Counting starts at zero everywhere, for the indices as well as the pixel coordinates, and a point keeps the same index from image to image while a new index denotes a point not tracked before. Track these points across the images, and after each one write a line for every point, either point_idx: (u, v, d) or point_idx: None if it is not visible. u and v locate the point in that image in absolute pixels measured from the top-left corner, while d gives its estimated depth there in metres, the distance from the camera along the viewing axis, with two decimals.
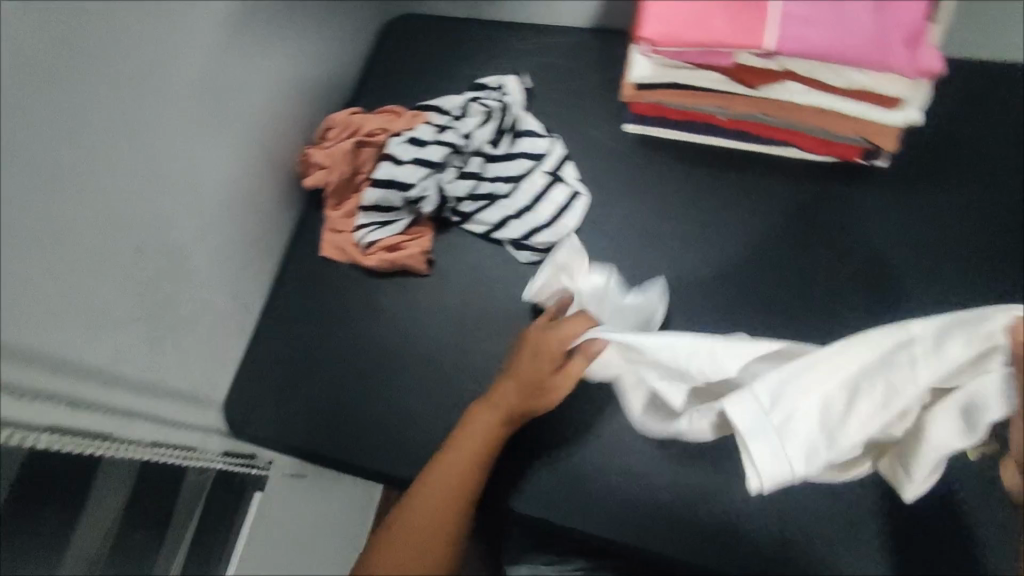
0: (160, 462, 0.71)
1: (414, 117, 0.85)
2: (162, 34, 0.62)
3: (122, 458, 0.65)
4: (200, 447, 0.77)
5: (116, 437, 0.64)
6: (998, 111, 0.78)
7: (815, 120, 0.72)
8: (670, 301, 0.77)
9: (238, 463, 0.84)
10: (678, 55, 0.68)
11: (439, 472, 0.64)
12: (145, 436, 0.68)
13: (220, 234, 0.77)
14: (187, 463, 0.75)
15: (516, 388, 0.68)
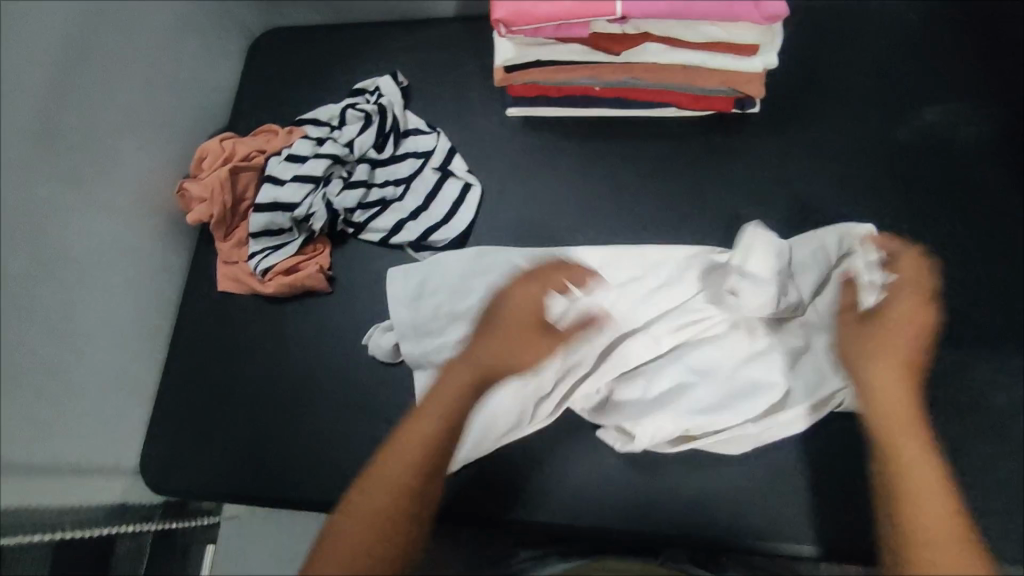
0: (76, 538, 0.68)
1: (291, 133, 0.83)
2: None
3: (24, 543, 0.62)
4: (125, 512, 0.75)
5: (16, 525, 0.61)
6: (853, 42, 0.81)
7: (682, 77, 0.73)
8: None
9: (181, 522, 0.82)
10: (536, 32, 0.68)
11: (413, 434, 0.57)
12: (52, 516, 0.66)
13: (101, 287, 0.73)
14: (114, 530, 0.73)
15: (502, 341, 0.62)
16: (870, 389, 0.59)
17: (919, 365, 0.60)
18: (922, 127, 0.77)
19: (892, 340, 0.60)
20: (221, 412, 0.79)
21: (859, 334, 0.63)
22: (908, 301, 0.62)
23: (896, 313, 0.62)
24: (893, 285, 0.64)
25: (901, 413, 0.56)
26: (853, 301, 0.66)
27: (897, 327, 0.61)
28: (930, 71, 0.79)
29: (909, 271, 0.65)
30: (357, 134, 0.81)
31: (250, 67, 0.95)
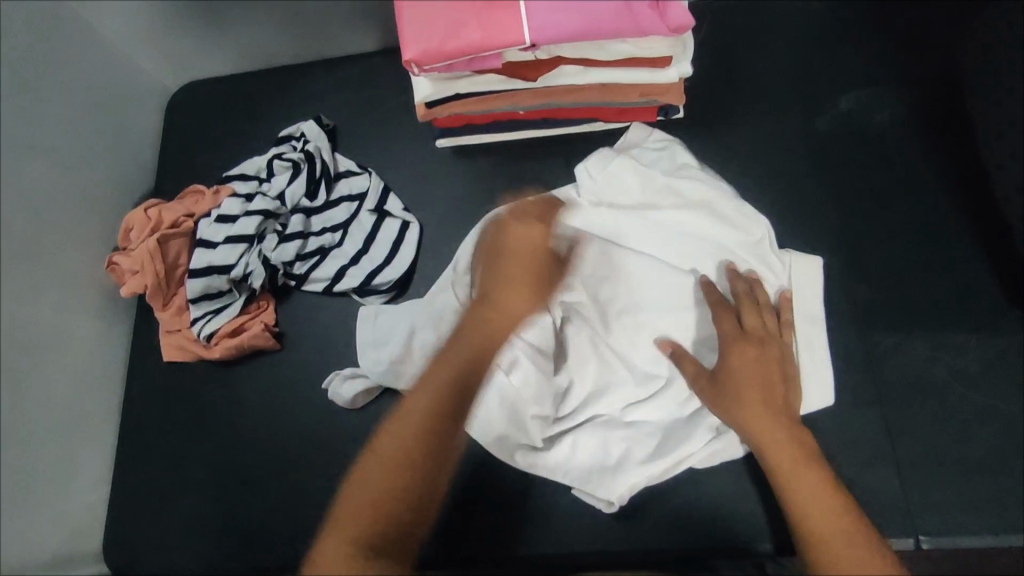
0: None
1: (219, 192, 0.81)
2: None
3: None
4: None
5: None
6: (766, 37, 0.82)
7: (602, 95, 0.74)
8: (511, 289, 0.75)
9: None
10: (449, 67, 0.68)
11: (429, 391, 0.58)
12: None
13: (44, 376, 0.70)
14: None
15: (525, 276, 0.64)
16: (759, 448, 0.61)
17: (786, 408, 0.63)
18: (841, 115, 0.79)
19: (749, 390, 0.63)
20: (183, 485, 0.77)
21: (722, 407, 0.64)
22: (740, 355, 0.65)
23: (735, 373, 0.64)
24: (723, 336, 0.67)
25: (792, 473, 0.59)
26: (696, 371, 0.67)
27: (743, 386, 0.63)
28: (841, 58, 0.80)
29: (726, 325, 0.67)
30: (287, 184, 0.80)
31: (169, 123, 0.92)
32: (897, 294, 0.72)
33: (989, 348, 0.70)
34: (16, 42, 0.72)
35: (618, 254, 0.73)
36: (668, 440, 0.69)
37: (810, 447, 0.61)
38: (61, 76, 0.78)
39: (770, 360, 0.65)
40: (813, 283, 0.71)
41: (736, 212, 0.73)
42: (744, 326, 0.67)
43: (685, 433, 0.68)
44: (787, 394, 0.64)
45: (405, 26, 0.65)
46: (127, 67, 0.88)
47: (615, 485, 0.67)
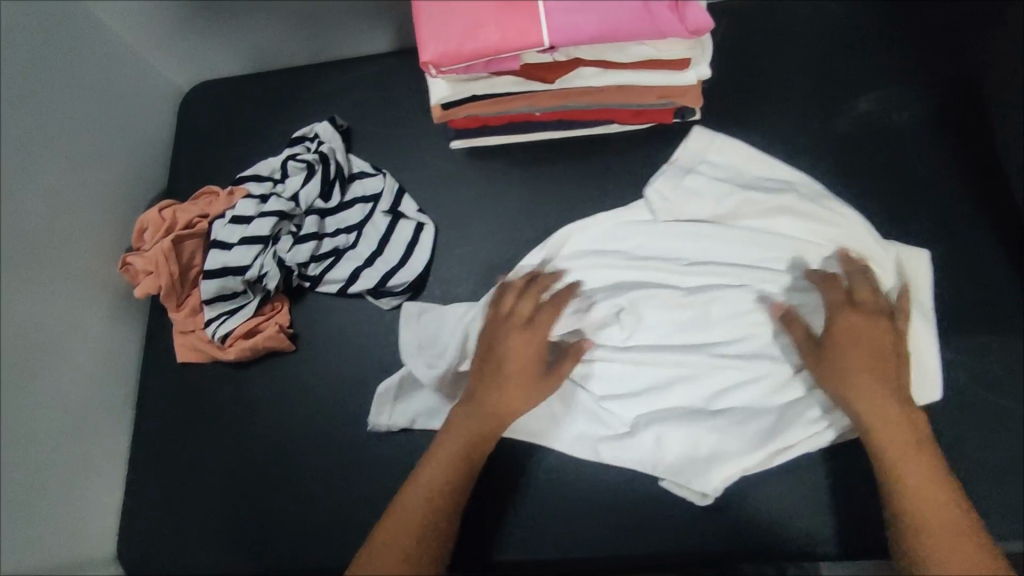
0: None
1: (234, 193, 0.81)
2: None
3: None
4: None
5: None
6: (784, 39, 0.82)
7: (619, 98, 0.74)
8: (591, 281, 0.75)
9: None
10: (466, 69, 0.67)
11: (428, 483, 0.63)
12: None
13: (57, 377, 0.70)
14: None
15: (508, 381, 0.67)
16: (868, 416, 0.63)
17: (898, 384, 0.64)
18: (861, 117, 0.78)
19: (863, 352, 0.65)
20: (197, 487, 0.77)
21: (823, 369, 0.66)
22: (858, 321, 0.66)
23: (845, 342, 0.66)
24: (830, 306, 0.68)
25: (899, 447, 0.61)
26: (804, 337, 0.68)
27: (850, 356, 0.65)
28: (860, 60, 0.80)
29: (835, 292, 0.69)
30: (301, 185, 0.80)
31: (182, 123, 0.92)
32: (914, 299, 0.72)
33: (1007, 352, 0.70)
34: (28, 43, 0.72)
35: (711, 244, 0.74)
36: (770, 428, 0.69)
37: (919, 425, 0.62)
38: (73, 76, 0.78)
39: (882, 333, 0.66)
40: (922, 279, 0.71)
41: (834, 210, 0.74)
42: (854, 298, 0.68)
43: (787, 421, 0.69)
44: (899, 369, 0.65)
45: (423, 27, 0.65)
46: (140, 66, 0.88)
47: (711, 477, 0.68)
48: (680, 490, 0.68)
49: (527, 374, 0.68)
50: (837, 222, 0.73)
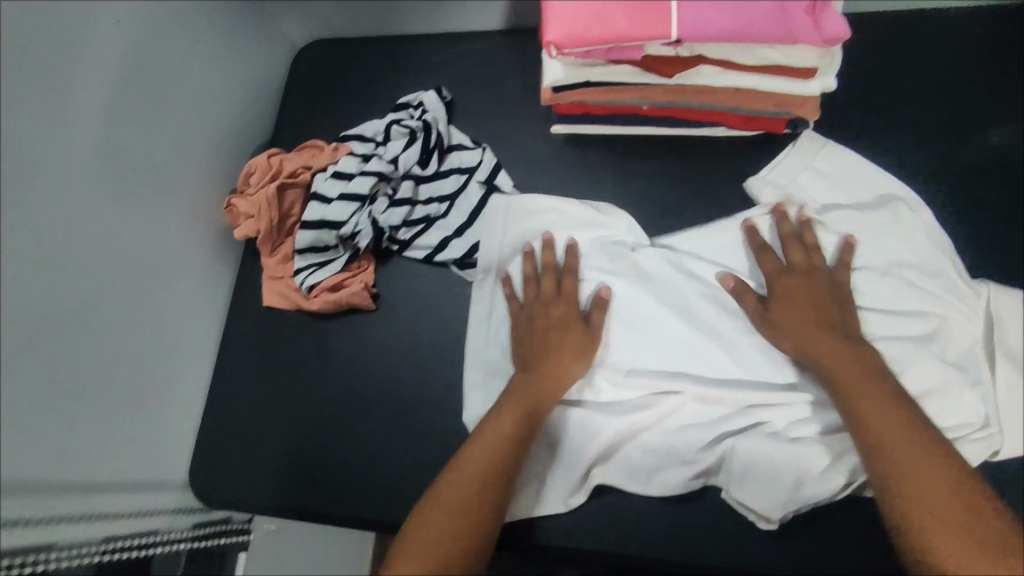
0: (123, 557, 0.66)
1: (337, 150, 0.83)
2: (48, 116, 0.60)
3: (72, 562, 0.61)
4: (162, 528, 0.73)
5: (64, 542, 0.60)
6: (914, 62, 0.78)
7: (735, 100, 0.72)
8: (673, 286, 0.74)
9: (210, 537, 0.78)
10: (586, 54, 0.67)
11: (490, 439, 0.65)
12: (100, 531, 0.64)
13: (158, 304, 0.74)
14: (150, 548, 0.69)
15: (557, 365, 0.69)
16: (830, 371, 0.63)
17: (839, 329, 0.66)
18: (982, 151, 0.75)
19: (802, 309, 0.67)
20: (268, 426, 0.80)
21: (779, 333, 0.67)
22: (791, 281, 0.68)
23: (793, 294, 0.67)
24: (769, 273, 0.70)
25: (857, 382, 0.62)
26: (755, 304, 0.69)
27: (800, 306, 0.67)
28: (994, 93, 0.76)
29: (767, 261, 0.71)
30: (401, 151, 0.81)
31: (292, 78, 0.95)
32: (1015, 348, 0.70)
33: None
34: None
35: None
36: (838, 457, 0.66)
37: (872, 362, 0.63)
38: (206, 21, 0.81)
39: (822, 283, 0.68)
40: (1017, 322, 0.69)
41: (925, 228, 0.72)
42: (791, 259, 0.70)
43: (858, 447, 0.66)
44: (841, 316, 0.67)
45: (550, 7, 0.64)
46: (263, 18, 0.92)
47: (774, 503, 0.66)
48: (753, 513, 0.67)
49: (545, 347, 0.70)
50: (926, 243, 0.71)
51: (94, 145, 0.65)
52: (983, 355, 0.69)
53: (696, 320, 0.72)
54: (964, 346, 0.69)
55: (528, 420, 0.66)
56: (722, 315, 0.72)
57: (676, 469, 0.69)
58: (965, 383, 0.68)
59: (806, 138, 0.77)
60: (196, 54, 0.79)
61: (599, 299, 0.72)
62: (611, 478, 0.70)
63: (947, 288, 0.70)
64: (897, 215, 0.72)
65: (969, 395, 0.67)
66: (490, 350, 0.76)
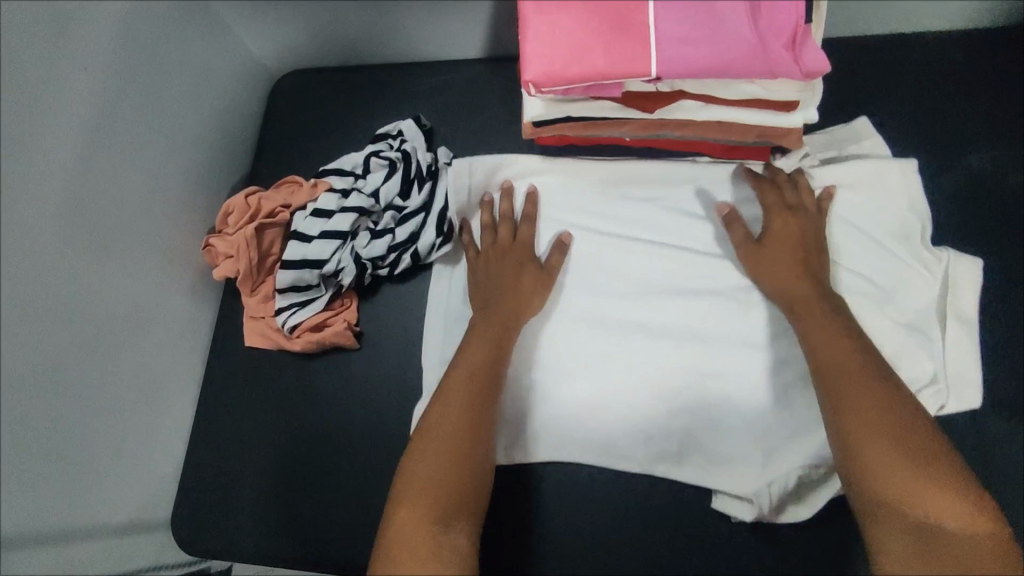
0: None
1: (316, 186, 0.81)
2: (15, 171, 0.58)
3: None
4: None
5: None
6: (893, 84, 0.78)
7: (718, 132, 0.71)
8: (625, 248, 0.75)
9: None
10: (565, 91, 0.66)
11: (464, 374, 0.65)
12: None
13: (136, 351, 0.73)
14: None
15: (514, 309, 0.70)
16: (797, 314, 0.65)
17: (812, 270, 0.67)
18: (962, 173, 0.75)
19: (783, 247, 0.68)
20: (252, 468, 0.79)
21: (758, 269, 0.69)
22: (780, 219, 0.69)
23: (779, 239, 0.68)
24: (767, 207, 0.70)
25: (823, 336, 0.63)
26: (744, 236, 0.70)
27: (781, 254, 0.68)
28: (972, 114, 0.76)
29: (768, 197, 0.71)
30: (381, 183, 0.80)
31: (270, 110, 0.94)
32: (991, 360, 0.70)
33: None
34: (146, 22, 0.74)
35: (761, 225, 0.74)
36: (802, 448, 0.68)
37: (833, 301, 0.65)
38: (178, 60, 0.79)
39: (809, 231, 0.68)
40: (970, 288, 0.69)
41: (890, 192, 0.72)
42: (788, 201, 0.70)
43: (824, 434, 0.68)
44: (816, 254, 0.68)
45: (528, 46, 0.63)
46: (237, 50, 0.90)
47: (743, 484, 0.68)
48: (728, 504, 0.68)
49: (510, 287, 0.71)
50: (889, 206, 0.72)
51: (65, 198, 0.63)
52: (938, 314, 0.69)
53: (652, 285, 0.73)
54: (919, 306, 0.69)
55: (495, 358, 0.67)
56: (679, 286, 0.73)
57: (626, 431, 0.71)
58: (914, 343, 0.68)
59: (833, 129, 0.77)
60: (169, 92, 0.78)
61: (560, 243, 0.74)
62: (565, 453, 0.71)
63: (902, 247, 0.71)
64: (858, 180, 0.73)
65: (917, 355, 0.67)
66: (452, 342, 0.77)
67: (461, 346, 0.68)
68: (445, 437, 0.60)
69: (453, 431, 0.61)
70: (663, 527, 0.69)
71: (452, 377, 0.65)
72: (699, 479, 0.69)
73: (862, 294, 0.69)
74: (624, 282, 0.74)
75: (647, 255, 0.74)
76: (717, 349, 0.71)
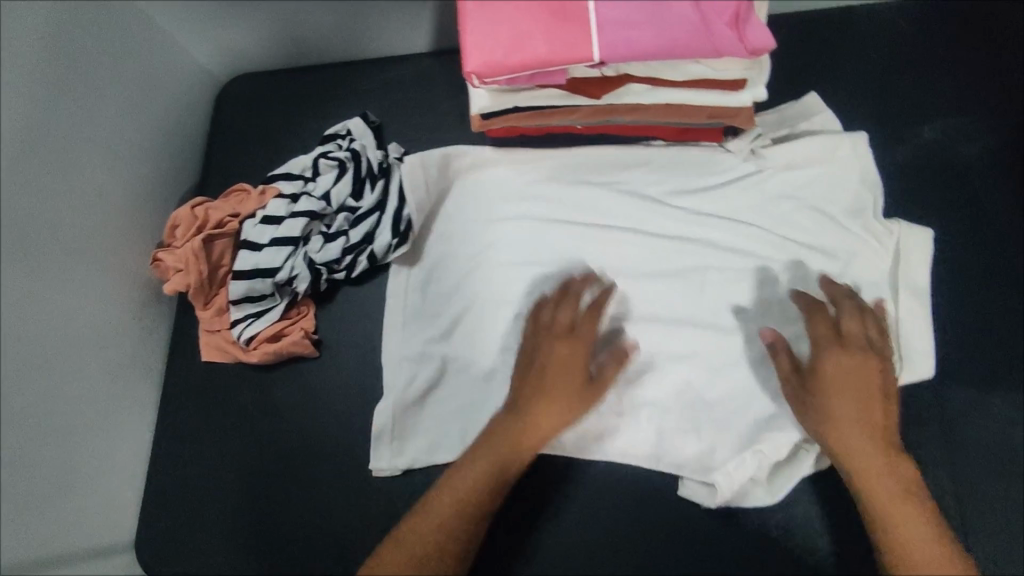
0: None
1: (265, 193, 0.78)
2: None
3: None
4: None
5: None
6: (844, 58, 0.77)
7: (668, 115, 0.69)
8: (575, 231, 0.74)
9: None
10: (510, 81, 0.64)
11: (461, 478, 0.60)
12: None
13: (87, 373, 0.70)
14: None
15: (555, 420, 0.62)
16: (849, 456, 0.59)
17: (878, 414, 0.60)
18: (918, 146, 0.74)
19: (846, 391, 0.60)
20: (216, 486, 0.76)
21: (807, 415, 0.62)
22: (838, 359, 0.61)
23: (840, 385, 0.60)
24: (817, 340, 0.63)
25: (886, 492, 0.57)
26: (791, 367, 0.63)
27: (842, 399, 0.60)
28: (924, 85, 0.76)
29: (818, 327, 0.63)
30: (331, 184, 0.78)
31: (216, 116, 0.91)
32: (952, 327, 0.70)
33: None
34: (78, 31, 0.71)
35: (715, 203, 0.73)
36: (763, 425, 0.67)
37: (891, 441, 0.59)
38: (113, 69, 0.76)
39: (870, 367, 0.60)
40: (923, 256, 0.69)
41: (841, 167, 0.71)
42: (841, 330, 0.63)
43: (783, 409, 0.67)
44: (885, 402, 0.60)
45: (468, 36, 0.61)
46: (179, 56, 0.87)
47: (705, 465, 0.67)
48: (692, 488, 0.67)
49: (546, 397, 0.62)
50: (840, 181, 0.71)
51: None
52: (890, 287, 0.68)
53: (606, 270, 0.72)
54: (872, 276, 0.69)
55: (506, 471, 0.61)
56: (634, 270, 0.72)
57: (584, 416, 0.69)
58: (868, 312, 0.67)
59: (785, 107, 0.76)
60: (107, 103, 0.75)
61: (619, 352, 0.67)
62: None
63: (853, 220, 0.70)
64: (810, 152, 0.72)
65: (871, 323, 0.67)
66: (411, 343, 0.76)
67: (469, 448, 0.63)
68: (422, 545, 0.58)
69: (433, 543, 0.58)
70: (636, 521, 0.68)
71: (449, 478, 0.61)
72: (653, 466, 0.68)
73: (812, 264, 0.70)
74: (579, 268, 0.73)
75: (599, 238, 0.73)
76: (674, 330, 0.70)
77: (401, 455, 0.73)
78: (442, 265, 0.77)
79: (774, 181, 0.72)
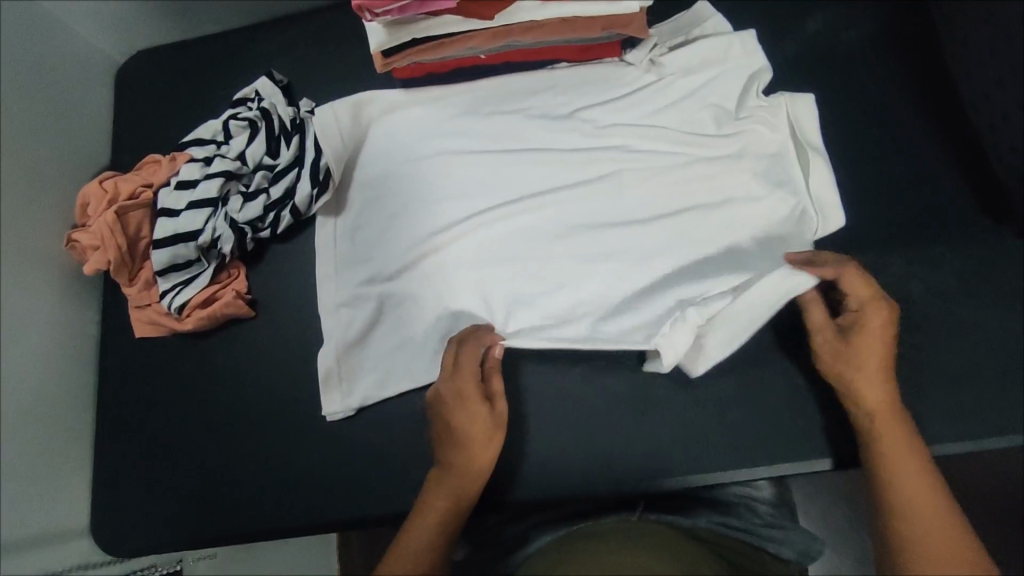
0: None
1: (175, 160, 0.79)
2: None
3: None
4: None
5: None
6: None
7: (563, 31, 0.71)
8: (494, 147, 0.75)
9: None
10: (402, 10, 0.64)
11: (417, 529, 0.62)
12: None
13: (23, 362, 0.69)
14: None
15: (478, 447, 0.63)
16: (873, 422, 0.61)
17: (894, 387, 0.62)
18: (806, 38, 0.78)
19: (874, 362, 0.62)
20: (171, 458, 0.76)
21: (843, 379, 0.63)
22: (871, 334, 0.62)
23: (871, 366, 0.62)
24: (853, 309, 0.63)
25: (901, 451, 0.60)
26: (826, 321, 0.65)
27: (871, 381, 0.62)
28: None
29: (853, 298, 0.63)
30: (245, 145, 0.77)
31: (122, 96, 0.89)
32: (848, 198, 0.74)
33: (964, 259, 0.71)
34: None
35: (623, 106, 0.75)
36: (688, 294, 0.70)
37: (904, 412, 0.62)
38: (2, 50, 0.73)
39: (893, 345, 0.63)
40: (811, 122, 0.74)
41: (734, 61, 0.74)
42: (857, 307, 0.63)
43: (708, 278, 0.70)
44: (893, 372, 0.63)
45: None
46: (74, 38, 0.85)
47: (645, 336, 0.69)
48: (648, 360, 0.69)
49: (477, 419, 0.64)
50: (736, 74, 0.74)
51: None
52: (793, 154, 0.73)
53: (530, 180, 0.74)
54: (773, 150, 0.73)
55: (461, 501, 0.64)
56: (556, 179, 0.74)
57: (527, 315, 0.71)
58: (772, 186, 0.72)
59: (678, 16, 0.79)
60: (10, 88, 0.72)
61: (491, 358, 0.67)
62: None
63: (745, 107, 0.75)
64: (704, 44, 0.75)
65: (777, 195, 0.72)
66: (351, 287, 0.77)
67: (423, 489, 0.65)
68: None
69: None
70: (590, 422, 0.71)
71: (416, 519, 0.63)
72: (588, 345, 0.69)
73: (716, 146, 0.73)
74: (503, 180, 0.74)
75: (516, 149, 0.75)
76: (599, 231, 0.72)
77: (352, 396, 0.74)
78: (370, 206, 0.77)
79: (676, 77, 0.75)
